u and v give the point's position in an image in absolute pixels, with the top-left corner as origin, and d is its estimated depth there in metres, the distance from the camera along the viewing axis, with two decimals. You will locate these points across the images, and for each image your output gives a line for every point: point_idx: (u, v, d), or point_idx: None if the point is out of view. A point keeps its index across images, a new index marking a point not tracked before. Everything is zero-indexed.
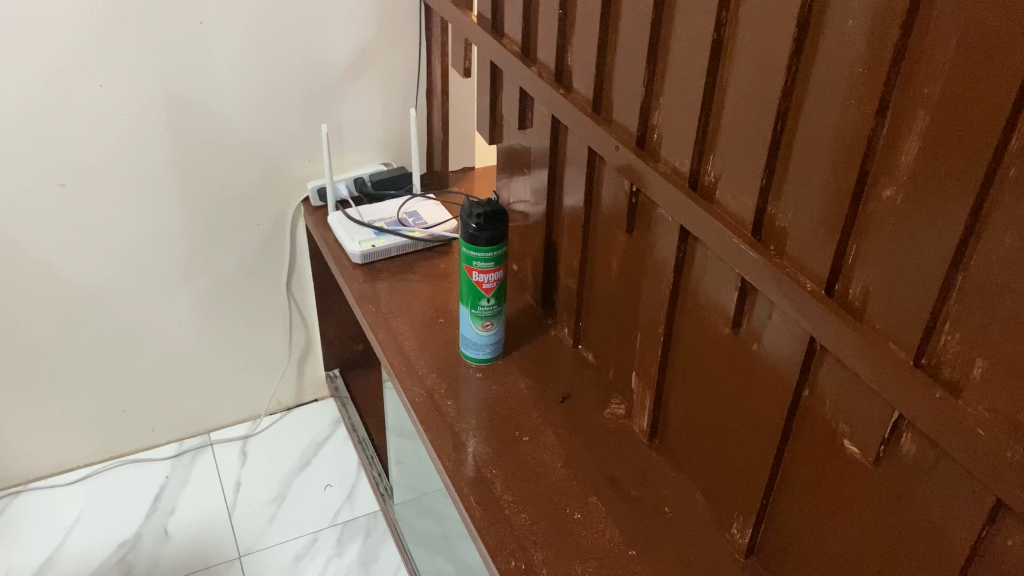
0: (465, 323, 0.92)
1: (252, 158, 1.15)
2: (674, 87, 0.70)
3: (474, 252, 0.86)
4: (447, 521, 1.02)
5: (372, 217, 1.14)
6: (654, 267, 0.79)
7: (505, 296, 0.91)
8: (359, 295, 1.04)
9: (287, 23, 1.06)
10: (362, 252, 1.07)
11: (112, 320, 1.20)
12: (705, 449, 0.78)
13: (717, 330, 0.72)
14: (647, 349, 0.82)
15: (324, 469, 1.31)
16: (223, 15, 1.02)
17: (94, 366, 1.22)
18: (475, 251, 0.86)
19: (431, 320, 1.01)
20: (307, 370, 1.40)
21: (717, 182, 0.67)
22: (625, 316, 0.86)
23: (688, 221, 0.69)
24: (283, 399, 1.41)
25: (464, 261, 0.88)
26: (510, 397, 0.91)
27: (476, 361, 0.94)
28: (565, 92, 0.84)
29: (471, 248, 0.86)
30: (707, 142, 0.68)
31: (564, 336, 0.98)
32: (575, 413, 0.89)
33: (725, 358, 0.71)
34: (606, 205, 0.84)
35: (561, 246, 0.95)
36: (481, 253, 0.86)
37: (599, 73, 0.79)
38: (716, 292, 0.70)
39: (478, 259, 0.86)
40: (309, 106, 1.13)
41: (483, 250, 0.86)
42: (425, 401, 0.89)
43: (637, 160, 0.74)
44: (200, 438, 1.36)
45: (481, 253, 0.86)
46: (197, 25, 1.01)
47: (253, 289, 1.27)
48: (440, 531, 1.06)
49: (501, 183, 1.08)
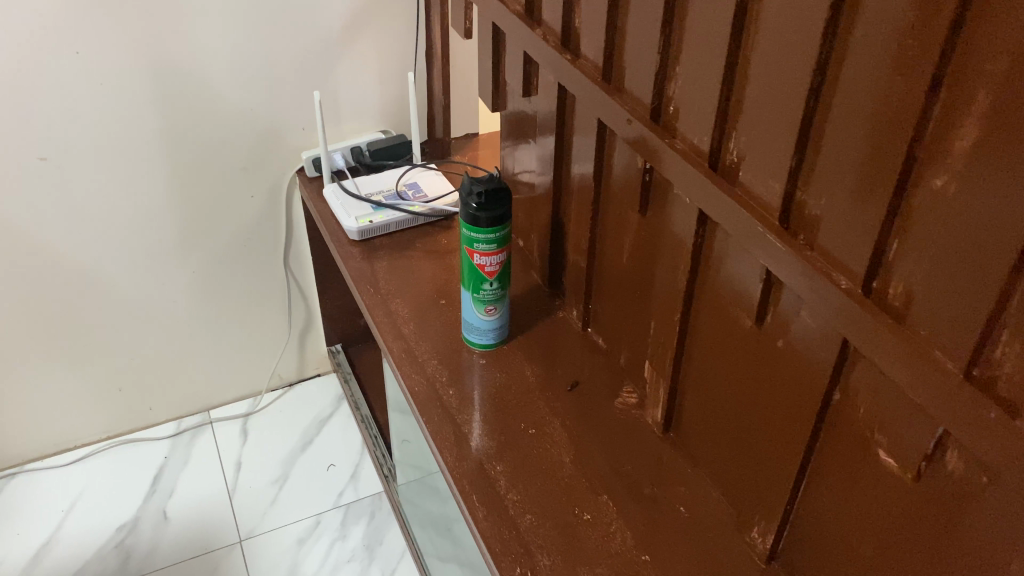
0: (467, 307, 0.87)
1: (243, 128, 1.08)
2: (692, 54, 0.63)
3: (476, 233, 0.80)
4: (450, 503, 0.98)
5: (370, 190, 1.07)
6: (669, 251, 0.72)
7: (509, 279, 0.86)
8: (355, 274, 0.98)
9: None
10: (359, 229, 1.01)
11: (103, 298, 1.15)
12: (726, 447, 0.72)
13: (739, 322, 0.66)
14: (661, 337, 0.76)
15: (327, 448, 1.27)
16: None
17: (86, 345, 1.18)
18: (476, 233, 0.80)
19: (432, 301, 0.95)
20: (308, 345, 1.35)
21: (739, 161, 0.60)
22: (638, 302, 0.80)
23: (709, 205, 0.63)
24: (284, 376, 1.37)
25: (465, 242, 0.82)
26: (515, 385, 0.85)
27: (479, 346, 0.89)
28: (573, 58, 0.77)
29: (472, 230, 0.80)
30: (730, 118, 0.61)
31: (572, 318, 0.93)
32: (585, 402, 0.84)
33: (749, 354, 0.66)
34: (617, 182, 0.78)
35: (570, 224, 0.89)
36: (483, 235, 0.80)
37: (610, 38, 0.72)
38: (738, 282, 0.64)
39: (480, 241, 0.81)
40: (300, 72, 1.06)
41: (486, 232, 0.80)
42: (425, 391, 0.84)
43: (652, 136, 0.68)
44: (200, 416, 1.32)
45: (483, 235, 0.80)
46: None
47: (248, 264, 1.22)
48: (443, 514, 1.03)
49: (506, 152, 1.02)
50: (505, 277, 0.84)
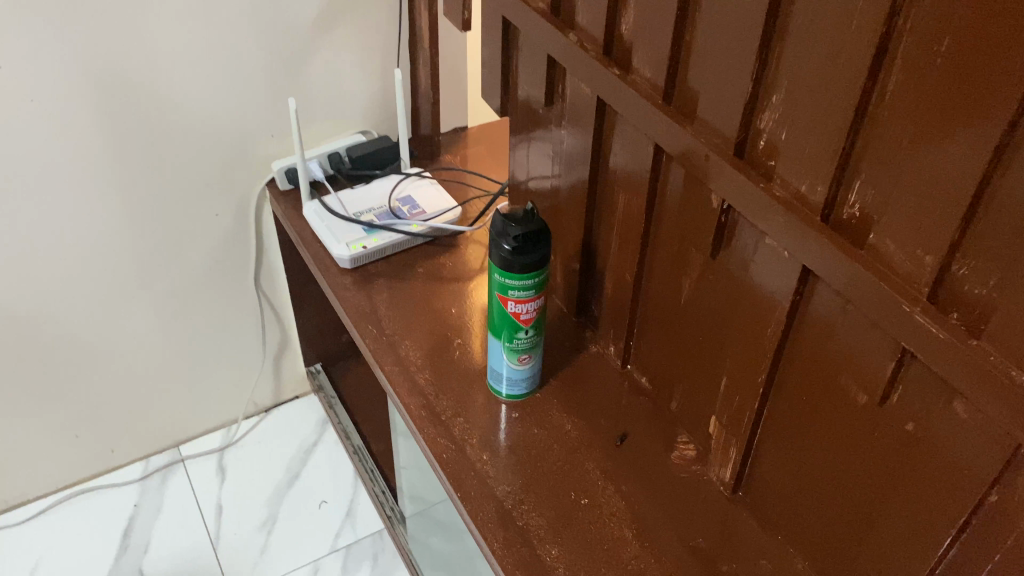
0: (496, 356, 0.75)
1: (204, 140, 0.93)
2: (799, 85, 0.51)
3: (509, 280, 0.68)
4: (463, 535, 0.87)
5: (359, 209, 0.94)
6: (749, 304, 0.62)
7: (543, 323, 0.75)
8: (353, 312, 0.86)
9: None
10: (351, 256, 0.88)
11: (50, 341, 0.99)
12: (816, 523, 0.63)
13: (848, 395, 0.56)
14: (734, 395, 0.66)
15: (315, 482, 1.16)
16: None
17: (34, 392, 1.03)
18: (509, 280, 0.68)
19: (446, 342, 0.83)
20: (285, 366, 1.22)
21: (864, 216, 0.50)
22: (700, 350, 0.69)
23: (823, 267, 0.52)
24: (260, 401, 1.24)
25: (495, 287, 0.70)
26: (556, 444, 0.75)
27: (506, 395, 0.78)
28: (621, 73, 0.65)
29: (505, 276, 0.68)
30: (853, 166, 0.50)
31: (608, 356, 0.82)
32: (638, 459, 0.74)
33: (857, 433, 0.56)
34: (674, 216, 0.67)
35: (606, 252, 0.77)
36: (518, 282, 0.68)
37: (674, 53, 0.60)
38: (855, 352, 0.54)
39: (514, 288, 0.69)
40: (268, 73, 0.91)
41: (521, 279, 0.68)
42: (456, 459, 0.73)
43: (739, 178, 0.56)
44: (169, 454, 1.19)
45: (518, 282, 0.68)
46: None
47: (216, 288, 1.07)
48: (456, 550, 0.91)
49: (516, 159, 0.89)
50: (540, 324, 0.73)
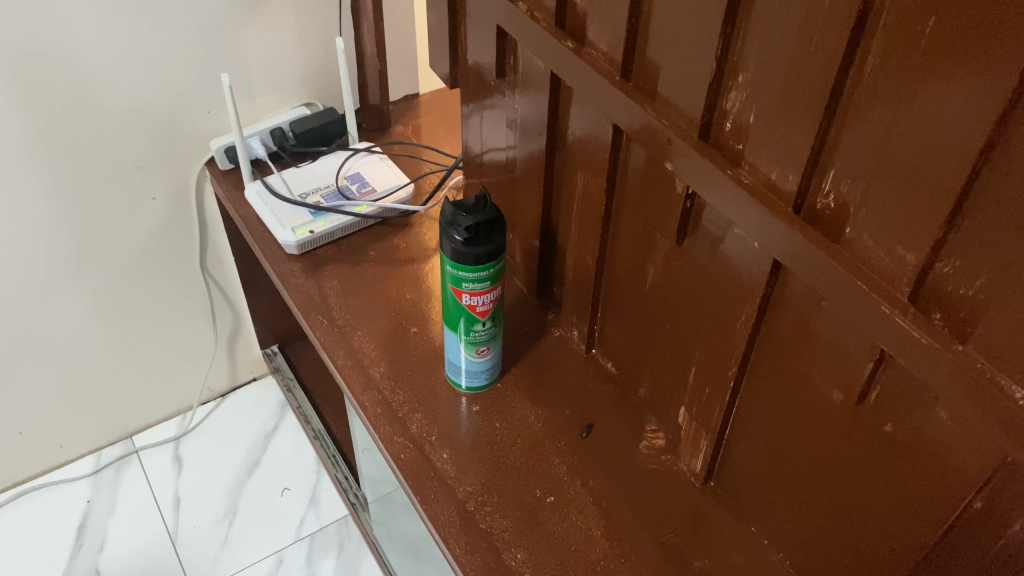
0: (453, 348, 0.71)
1: (133, 121, 0.87)
2: (767, 65, 0.47)
3: (461, 273, 0.64)
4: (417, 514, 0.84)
5: (306, 189, 0.88)
6: (716, 294, 0.58)
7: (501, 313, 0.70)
8: (301, 302, 0.81)
9: None
10: (298, 242, 0.83)
11: None
12: (789, 519, 0.60)
13: (824, 391, 0.53)
14: (704, 387, 0.63)
15: (277, 468, 1.12)
16: None
17: None
18: (462, 273, 0.64)
19: (401, 330, 0.79)
20: (240, 349, 1.18)
21: (841, 208, 0.46)
22: (667, 338, 0.66)
23: (796, 262, 0.48)
24: (215, 385, 1.19)
25: (447, 279, 0.66)
26: (520, 438, 0.71)
27: (465, 386, 0.74)
28: (576, 46, 0.60)
29: (457, 269, 0.64)
30: (828, 153, 0.46)
31: (571, 339, 0.78)
32: (605, 451, 0.71)
33: (834, 432, 0.53)
34: (636, 200, 0.62)
35: (566, 234, 0.73)
36: (471, 274, 0.64)
37: (632, 26, 0.55)
38: (831, 350, 0.50)
39: (467, 281, 0.64)
40: (199, 46, 0.84)
41: (474, 271, 0.64)
42: (414, 459, 0.69)
43: (705, 163, 0.52)
44: (122, 446, 1.14)
45: (471, 275, 0.64)
46: None
47: (158, 275, 1.02)
48: (416, 532, 0.88)
49: (469, 131, 0.84)
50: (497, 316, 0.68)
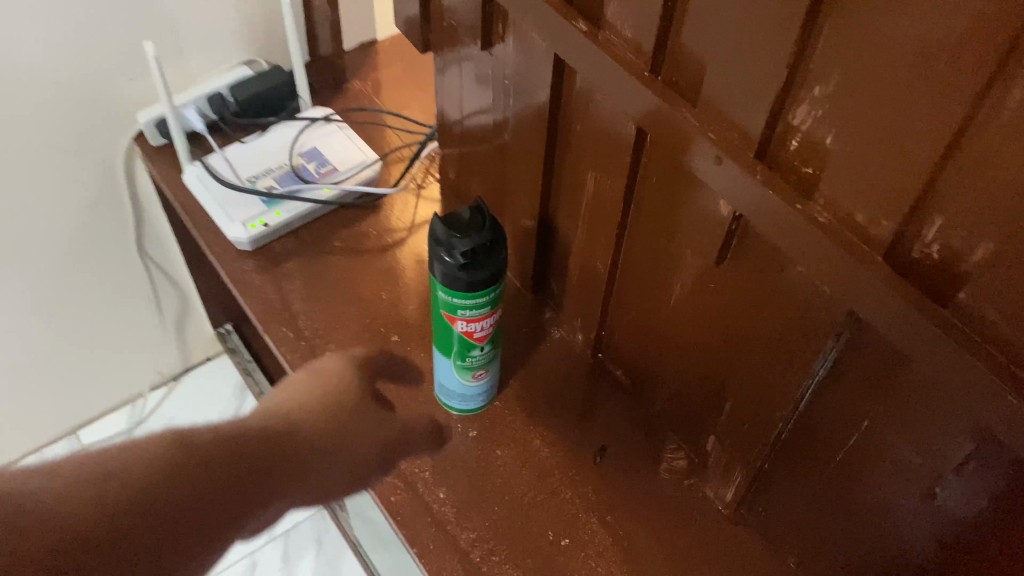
0: (444, 372, 0.62)
1: (44, 101, 0.72)
2: (861, 82, 0.36)
3: (458, 300, 0.54)
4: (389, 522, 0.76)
5: (254, 172, 0.76)
6: (763, 328, 0.49)
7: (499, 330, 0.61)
8: (261, 310, 0.70)
9: None
10: (251, 239, 0.71)
11: None
12: (835, 562, 0.54)
13: (895, 458, 0.45)
14: (742, 422, 0.55)
15: None
16: None
17: None
18: (459, 300, 0.54)
19: (379, 339, 0.69)
20: (190, 328, 1.07)
21: (952, 264, 0.37)
22: (696, 361, 0.57)
23: (886, 322, 0.39)
24: (165, 369, 1.09)
25: (440, 306, 0.56)
26: (525, 469, 0.63)
27: (459, 409, 0.65)
28: (590, 29, 0.48)
29: (453, 296, 0.54)
30: (937, 198, 0.36)
31: (572, 342, 0.69)
32: (620, 477, 0.63)
33: (904, 496, 0.46)
34: (661, 210, 0.52)
35: (568, 231, 0.63)
36: (470, 301, 0.54)
37: (668, 12, 0.43)
38: (918, 415, 0.42)
39: (465, 308, 0.55)
40: (112, 5, 0.70)
41: (474, 297, 0.54)
42: (407, 501, 0.61)
43: (765, 191, 0.42)
44: (67, 444, 1.05)
45: (471, 302, 0.54)
46: None
47: (93, 265, 0.89)
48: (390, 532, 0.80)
49: (444, 90, 0.71)
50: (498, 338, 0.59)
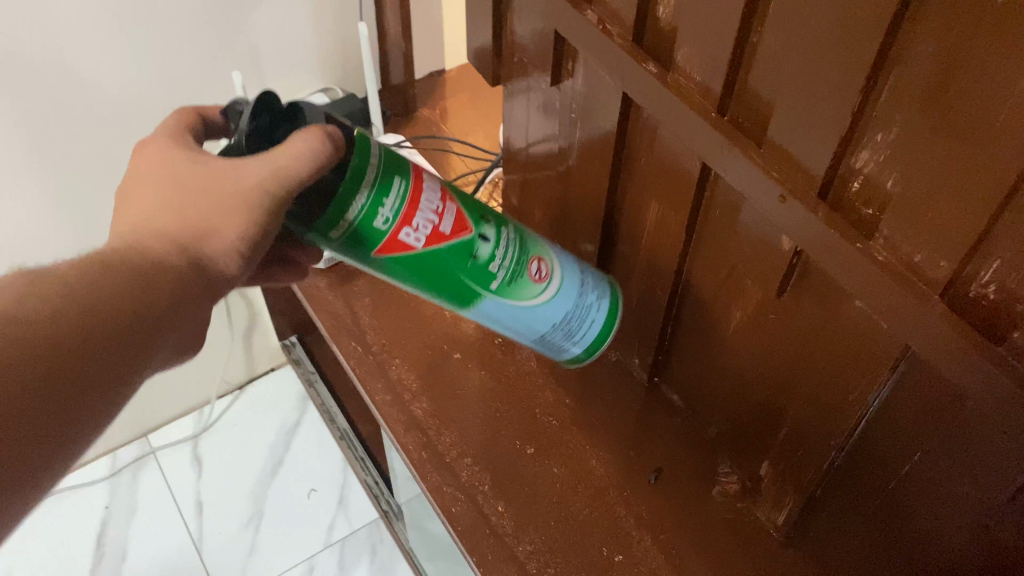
0: (533, 315, 0.59)
1: (91, 39, 0.73)
2: (918, 124, 0.38)
3: (374, 212, 0.50)
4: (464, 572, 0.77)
5: None
6: (819, 356, 0.51)
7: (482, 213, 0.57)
8: (332, 323, 0.74)
9: None
10: (326, 258, 0.77)
11: None
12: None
13: (944, 492, 0.47)
14: (799, 446, 0.57)
15: (302, 469, 1.11)
16: None
17: None
18: (337, 203, 0.48)
19: (442, 356, 0.72)
20: (257, 343, 1.13)
21: (1001, 302, 0.38)
22: (754, 388, 0.59)
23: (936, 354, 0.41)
24: (232, 379, 1.16)
25: (374, 244, 0.51)
26: (580, 487, 0.66)
27: (589, 352, 0.65)
28: (660, 70, 0.51)
29: (334, 213, 0.48)
30: (987, 243, 0.38)
31: (632, 366, 0.72)
32: (674, 500, 0.65)
33: (960, 514, 0.46)
34: (718, 241, 0.55)
35: (626, 260, 0.66)
36: (364, 187, 0.49)
37: (735, 57, 0.46)
38: (969, 460, 0.44)
39: (389, 218, 0.50)
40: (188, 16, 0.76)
41: (344, 204, 0.48)
42: (467, 512, 0.64)
43: (828, 228, 0.44)
44: (138, 445, 1.13)
45: (386, 204, 0.50)
46: None
47: None
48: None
49: (512, 120, 0.73)
50: (487, 220, 0.56)
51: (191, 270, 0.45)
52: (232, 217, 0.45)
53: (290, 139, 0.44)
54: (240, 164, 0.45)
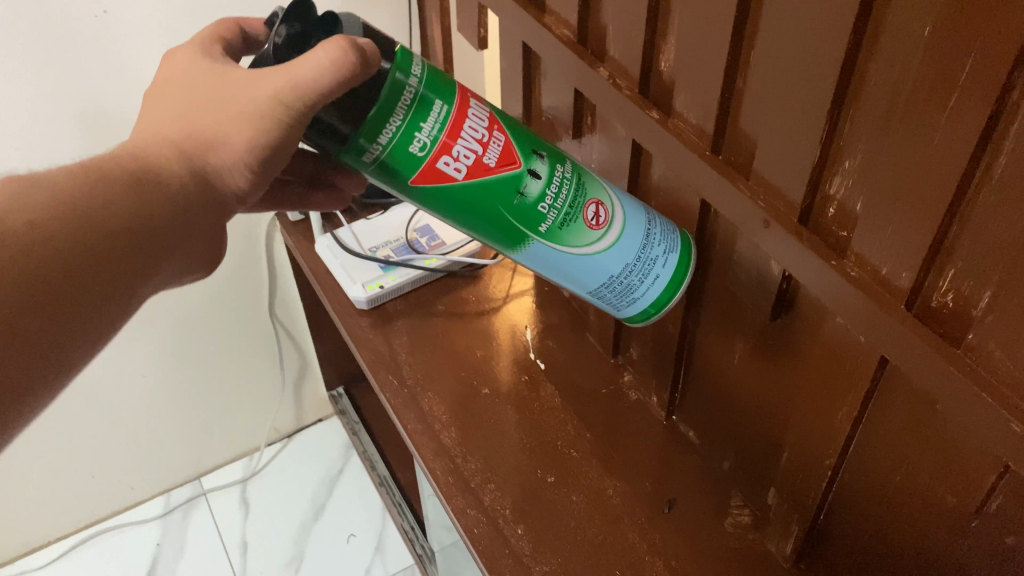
0: (589, 258, 0.58)
1: None
2: (876, 147, 0.43)
3: (412, 135, 0.51)
4: None
5: (375, 245, 0.92)
6: (809, 375, 0.55)
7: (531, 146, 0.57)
8: (373, 359, 0.81)
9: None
10: (368, 297, 0.84)
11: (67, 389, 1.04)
12: None
13: (925, 504, 0.50)
14: (799, 469, 0.60)
15: (344, 516, 1.24)
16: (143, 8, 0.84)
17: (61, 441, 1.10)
18: (374, 117, 0.49)
19: (472, 391, 0.78)
20: (305, 392, 1.31)
21: (959, 305, 0.43)
22: (757, 416, 0.63)
23: (906, 359, 0.45)
24: (281, 427, 1.33)
25: (411, 169, 0.52)
26: (597, 514, 0.69)
27: (655, 309, 0.62)
28: (661, 116, 0.57)
29: (369, 131, 0.49)
30: (944, 251, 0.42)
31: (651, 404, 0.76)
32: (687, 529, 0.67)
33: (942, 524, 0.49)
34: (720, 274, 0.60)
35: None
36: (401, 104, 0.50)
37: (724, 101, 0.52)
38: (942, 470, 0.47)
39: (427, 143, 0.51)
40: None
41: (380, 118, 0.49)
42: (488, 532, 0.67)
43: (806, 247, 0.48)
44: (191, 487, 1.29)
45: (424, 128, 0.51)
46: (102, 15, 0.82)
47: (234, 338, 1.14)
48: None
49: None
50: (540, 155, 0.56)
51: (195, 183, 0.48)
52: (240, 129, 0.48)
53: (322, 49, 0.45)
54: (262, 73, 0.48)
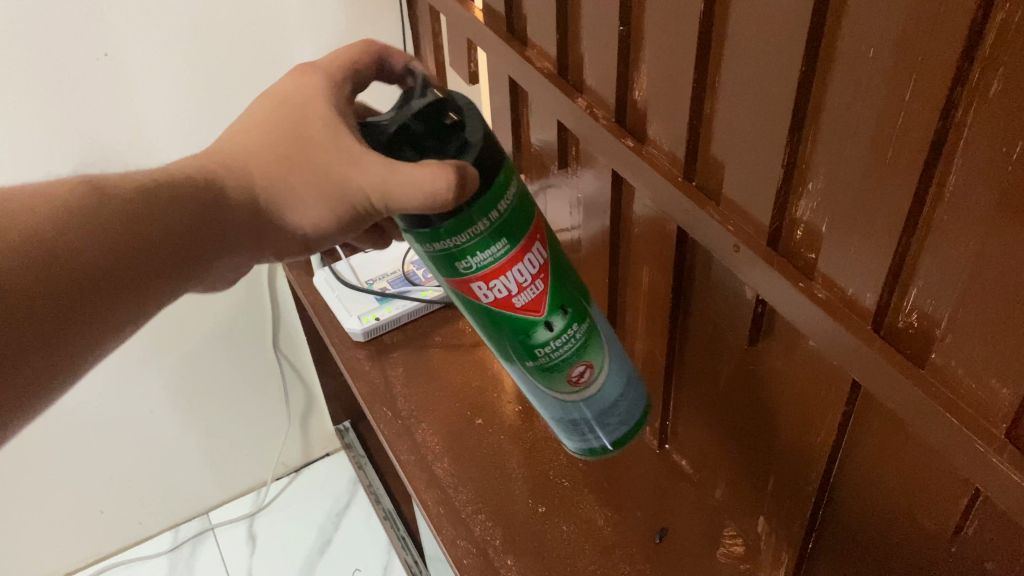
0: (553, 398, 0.59)
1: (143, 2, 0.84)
2: (835, 169, 0.43)
3: (463, 255, 0.51)
4: None
5: (372, 279, 0.93)
6: (787, 400, 0.54)
7: (576, 303, 0.56)
8: (368, 393, 0.82)
9: (239, 24, 0.90)
10: (364, 329, 0.85)
11: (77, 424, 1.06)
12: None
13: (903, 533, 0.49)
14: (784, 498, 0.59)
15: (351, 552, 1.24)
16: (133, 45, 0.86)
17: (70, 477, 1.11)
18: (450, 223, 0.49)
19: (465, 422, 0.78)
20: (313, 426, 1.33)
21: (924, 324, 0.43)
22: (743, 444, 0.62)
23: (873, 382, 0.44)
24: (288, 462, 1.35)
25: (447, 271, 0.52)
26: (587, 544, 0.68)
27: (591, 455, 0.64)
28: (636, 144, 0.58)
29: (447, 229, 0.49)
30: (907, 270, 0.42)
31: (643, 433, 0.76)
32: (677, 561, 0.66)
33: (922, 549, 0.48)
34: (700, 301, 0.60)
35: (631, 327, 0.71)
36: (484, 221, 0.50)
37: (694, 127, 0.52)
38: (912, 495, 0.47)
39: (472, 265, 0.52)
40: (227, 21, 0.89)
41: (452, 226, 0.49)
42: (477, 563, 0.67)
43: (776, 272, 0.48)
44: (198, 522, 1.30)
45: (478, 255, 0.51)
46: (101, 58, 0.86)
47: (237, 370, 1.15)
48: None
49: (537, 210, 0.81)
50: (567, 310, 0.55)
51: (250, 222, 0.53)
52: (311, 204, 0.53)
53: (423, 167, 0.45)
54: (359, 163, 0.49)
